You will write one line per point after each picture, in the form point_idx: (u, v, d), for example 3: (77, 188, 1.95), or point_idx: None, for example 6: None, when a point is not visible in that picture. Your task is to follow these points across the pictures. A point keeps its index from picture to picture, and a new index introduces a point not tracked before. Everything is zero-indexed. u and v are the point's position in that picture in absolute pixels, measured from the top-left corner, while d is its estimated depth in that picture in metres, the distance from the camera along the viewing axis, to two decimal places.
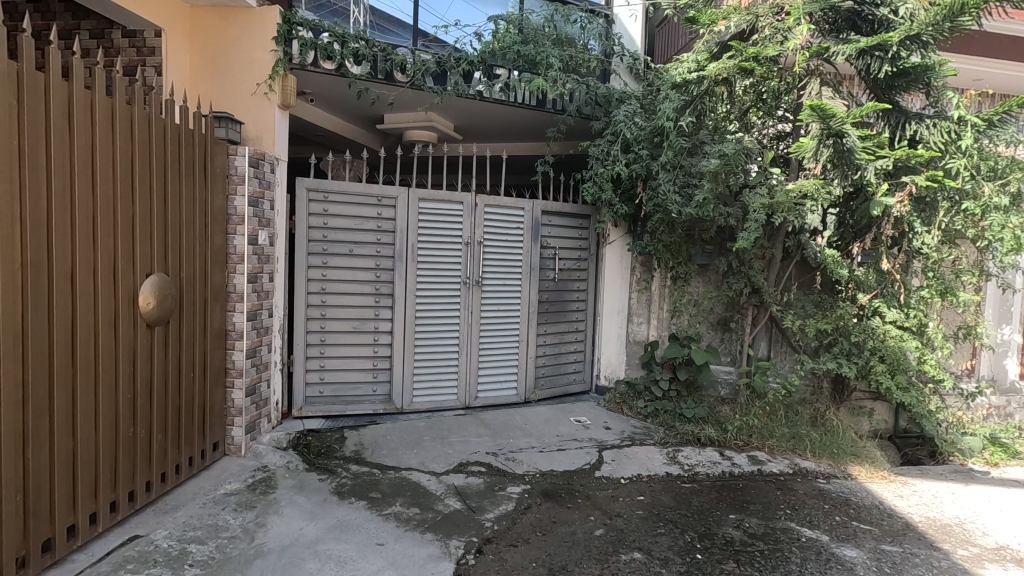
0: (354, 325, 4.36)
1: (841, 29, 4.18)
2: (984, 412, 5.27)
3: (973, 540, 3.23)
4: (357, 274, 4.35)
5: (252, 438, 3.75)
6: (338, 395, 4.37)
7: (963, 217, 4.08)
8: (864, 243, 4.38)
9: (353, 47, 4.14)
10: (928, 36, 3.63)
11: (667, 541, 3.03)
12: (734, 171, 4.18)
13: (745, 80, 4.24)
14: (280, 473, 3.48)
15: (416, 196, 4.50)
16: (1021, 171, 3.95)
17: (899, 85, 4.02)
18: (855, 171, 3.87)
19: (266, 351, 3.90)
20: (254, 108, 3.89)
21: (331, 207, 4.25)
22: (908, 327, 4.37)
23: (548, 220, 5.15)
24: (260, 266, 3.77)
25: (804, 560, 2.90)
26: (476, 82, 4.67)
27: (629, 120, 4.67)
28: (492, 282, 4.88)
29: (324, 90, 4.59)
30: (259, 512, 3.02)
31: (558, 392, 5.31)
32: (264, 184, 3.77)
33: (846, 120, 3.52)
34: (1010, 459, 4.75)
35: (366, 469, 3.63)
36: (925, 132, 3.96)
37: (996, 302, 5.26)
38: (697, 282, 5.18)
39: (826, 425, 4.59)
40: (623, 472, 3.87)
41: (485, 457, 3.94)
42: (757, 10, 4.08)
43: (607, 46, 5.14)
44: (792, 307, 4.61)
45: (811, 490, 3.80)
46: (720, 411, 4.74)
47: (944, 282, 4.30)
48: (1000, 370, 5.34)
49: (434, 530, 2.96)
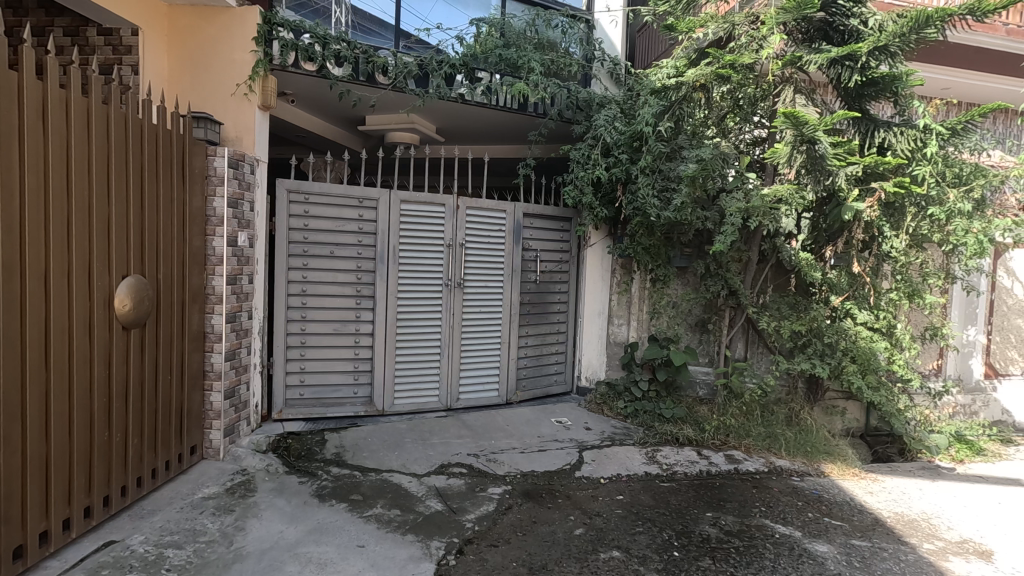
0: (335, 327, 4.35)
1: (813, 39, 4.30)
2: (950, 410, 5.43)
3: (938, 534, 3.34)
4: (338, 275, 4.34)
5: (231, 441, 3.72)
6: (319, 397, 4.35)
7: (930, 222, 4.22)
8: (836, 247, 4.47)
9: (335, 48, 4.15)
10: (895, 47, 3.82)
11: (645, 539, 3.08)
12: (711, 176, 4.29)
13: (723, 86, 4.33)
14: (259, 477, 3.46)
15: (398, 197, 4.49)
16: (983, 178, 4.11)
17: (869, 94, 4.13)
18: (827, 176, 3.99)
19: (245, 353, 3.87)
20: (234, 109, 3.85)
21: (312, 208, 4.24)
22: (877, 328, 4.52)
23: (530, 222, 5.19)
24: (240, 267, 3.75)
25: (777, 556, 2.97)
26: (459, 85, 4.68)
27: (609, 125, 4.72)
28: (474, 284, 4.90)
29: (305, 90, 4.56)
30: (238, 516, 3.00)
31: (539, 392, 5.35)
32: (244, 185, 3.75)
33: (818, 127, 3.63)
34: (975, 456, 4.91)
35: (347, 471, 3.63)
36: (893, 140, 4.11)
37: (962, 304, 5.45)
38: (676, 284, 5.26)
39: (800, 424, 4.69)
40: (603, 472, 3.92)
41: (466, 458, 3.96)
42: (733, 19, 4.22)
43: (588, 51, 5.19)
44: (768, 309, 4.72)
45: (785, 488, 3.89)
46: (698, 411, 4.83)
47: (912, 284, 4.45)
48: (965, 370, 5.53)
49: (415, 532, 2.97)
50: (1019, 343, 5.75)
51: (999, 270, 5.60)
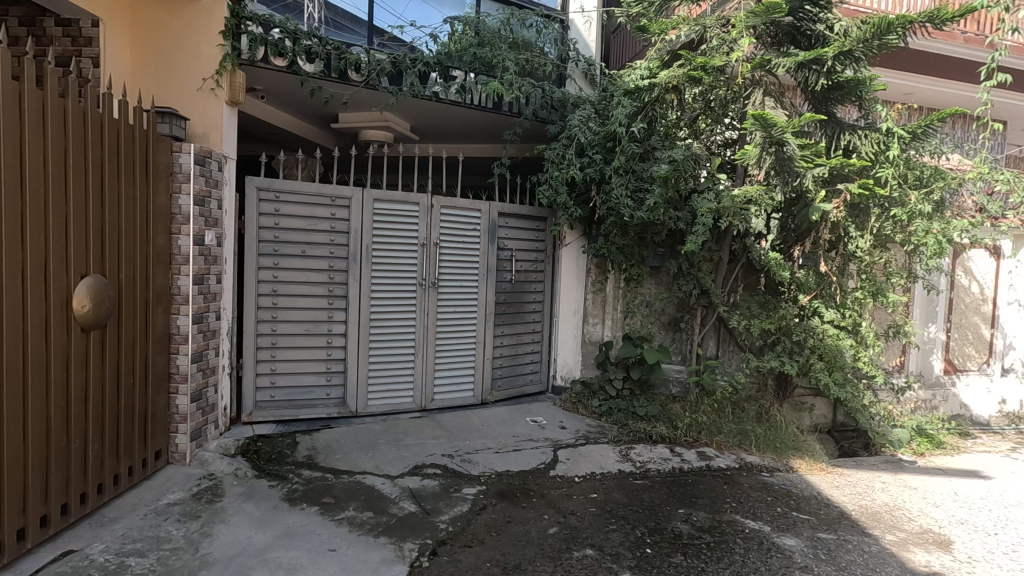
0: (307, 327, 4.28)
1: (782, 42, 4.39)
2: (912, 405, 5.60)
3: (900, 526, 3.44)
4: (310, 275, 4.27)
5: (198, 445, 3.62)
6: (291, 399, 4.28)
7: (893, 222, 4.35)
8: (804, 247, 4.60)
9: (305, 44, 4.06)
10: (859, 52, 3.91)
11: (619, 536, 3.10)
12: (683, 176, 4.38)
13: (694, 88, 4.38)
14: (227, 481, 3.38)
15: (371, 196, 4.44)
16: (943, 181, 4.25)
17: (835, 97, 4.23)
18: (795, 177, 4.07)
19: (213, 355, 3.77)
20: (200, 104, 3.75)
21: (282, 207, 4.16)
22: (844, 326, 4.63)
23: (505, 222, 5.18)
24: (207, 267, 3.65)
25: (747, 550, 3.02)
26: (433, 83, 4.65)
27: (583, 125, 4.75)
28: (448, 283, 4.87)
29: (275, 86, 4.48)
30: (205, 522, 2.93)
31: (515, 392, 5.34)
32: (211, 183, 3.65)
33: (786, 128, 3.73)
34: (935, 450, 5.08)
35: (319, 474, 3.57)
36: (858, 142, 4.23)
37: (923, 302, 5.66)
38: (649, 284, 5.31)
39: (770, 421, 4.79)
40: (577, 471, 3.93)
41: (441, 458, 3.93)
42: (705, 21, 4.31)
43: (563, 51, 5.22)
44: (738, 308, 4.81)
45: (755, 483, 3.97)
46: (671, 408, 4.89)
47: (876, 284, 4.56)
48: (927, 366, 5.73)
49: (388, 534, 2.94)
50: (976, 340, 5.97)
51: (958, 269, 5.81)
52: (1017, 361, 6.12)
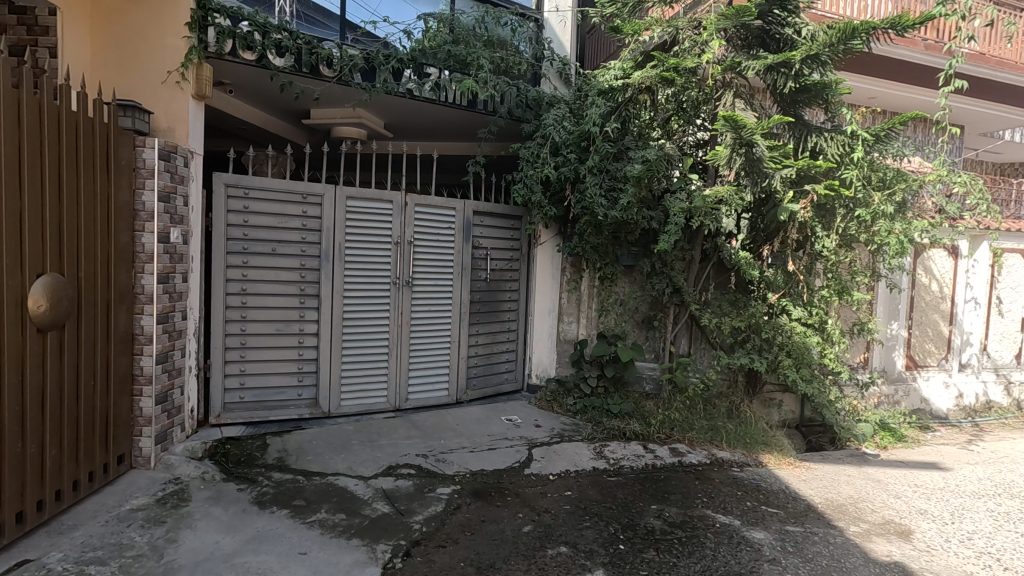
0: (278, 326, 4.20)
1: (752, 45, 4.46)
2: (875, 400, 5.78)
3: (863, 517, 3.54)
4: (280, 274, 4.20)
5: (164, 449, 3.52)
6: (261, 400, 4.20)
7: (858, 223, 4.47)
8: (773, 246, 4.71)
9: (275, 38, 3.98)
10: (825, 56, 4.02)
11: (592, 533, 3.13)
12: (656, 176, 4.43)
13: (666, 88, 4.44)
14: (194, 485, 3.29)
15: (343, 194, 4.38)
16: (904, 183, 4.38)
17: (802, 100, 4.33)
18: (764, 178, 4.16)
19: (179, 356, 3.67)
20: (165, 98, 3.64)
21: (251, 204, 4.07)
22: (811, 324, 4.74)
23: (480, 221, 5.16)
24: (173, 266, 3.54)
25: (717, 545, 3.07)
26: (406, 80, 4.60)
27: (558, 124, 4.75)
28: (423, 282, 4.83)
29: (244, 80, 4.37)
30: (170, 527, 2.85)
31: (489, 391, 5.33)
32: (177, 179, 3.54)
33: (755, 130, 3.85)
34: (897, 443, 5.25)
35: (289, 476, 3.50)
36: (824, 145, 4.35)
37: (886, 300, 5.85)
38: (623, 282, 5.35)
39: (740, 417, 4.87)
40: (552, 469, 3.94)
41: (415, 458, 3.90)
42: (677, 23, 4.36)
43: (537, 50, 5.24)
44: (709, 306, 4.89)
45: (726, 479, 4.04)
46: (645, 406, 4.94)
47: (841, 282, 4.69)
48: (889, 362, 5.92)
49: (360, 536, 2.90)
50: (935, 336, 6.18)
51: (918, 268, 6.01)
52: (973, 357, 6.37)
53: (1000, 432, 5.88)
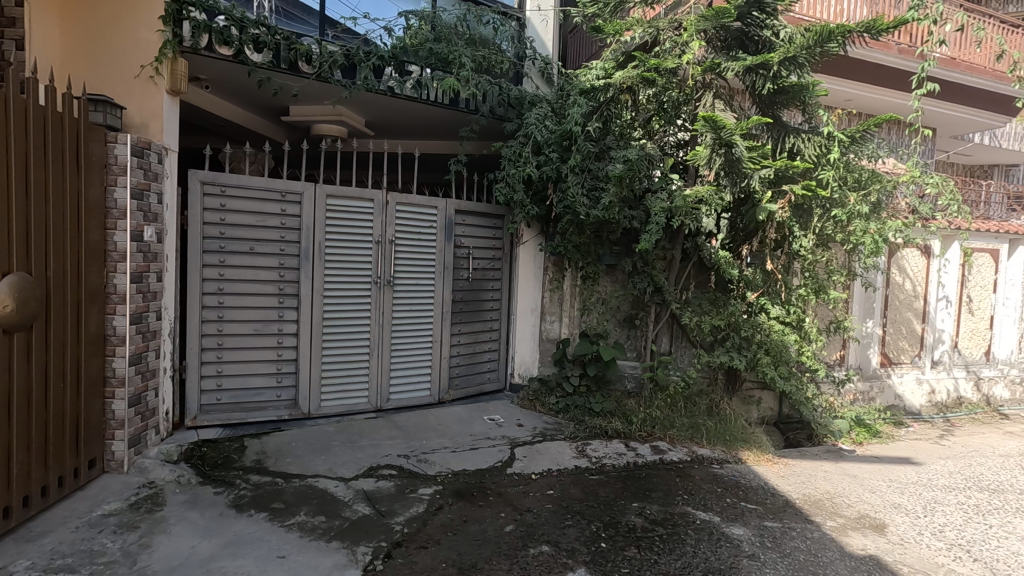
0: (256, 327, 4.14)
1: (731, 46, 4.51)
2: (851, 397, 5.89)
3: (839, 512, 3.60)
4: (259, 273, 4.14)
5: (137, 452, 3.44)
6: (239, 402, 4.12)
7: (834, 222, 4.54)
8: (752, 246, 4.79)
9: (253, 33, 3.91)
10: (802, 58, 4.09)
11: (574, 532, 3.13)
12: (637, 176, 4.46)
13: (648, 89, 4.50)
14: (169, 489, 3.22)
15: (323, 192, 4.33)
16: (879, 184, 4.47)
17: (780, 101, 4.40)
18: (743, 178, 4.22)
19: (153, 357, 3.59)
20: (138, 93, 3.56)
21: (228, 202, 4.00)
22: (789, 322, 4.82)
23: (462, 220, 5.14)
24: (146, 265, 3.46)
25: (698, 541, 3.10)
26: (387, 78, 4.54)
27: (540, 123, 4.75)
28: (404, 282, 4.79)
29: (221, 76, 4.29)
30: (143, 533, 2.78)
31: (472, 391, 5.30)
32: (150, 176, 3.46)
33: (734, 131, 3.90)
34: (872, 438, 5.37)
35: (268, 478, 3.44)
36: (801, 146, 4.41)
37: (861, 299, 5.97)
38: (605, 281, 5.37)
39: (720, 414, 4.93)
40: (534, 468, 3.94)
41: (396, 459, 3.87)
42: (658, 24, 4.40)
43: (519, 49, 5.24)
44: (690, 305, 4.94)
45: (706, 476, 4.09)
46: (627, 404, 4.97)
47: (818, 281, 4.77)
48: (864, 359, 6.04)
49: (341, 538, 2.87)
50: (909, 334, 6.32)
51: (892, 268, 6.14)
52: (944, 354, 6.53)
53: (969, 426, 6.05)
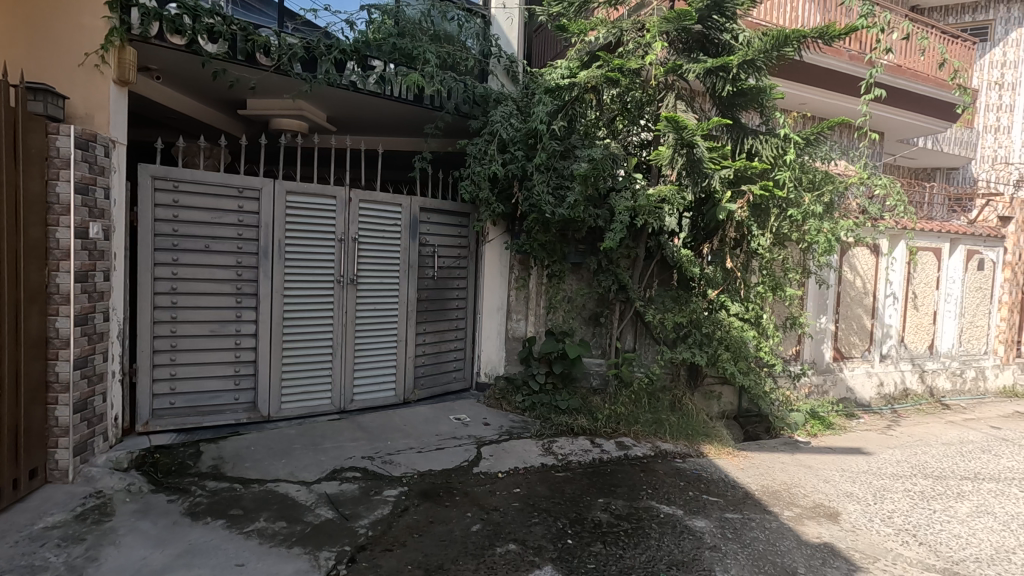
0: (212, 327, 4.00)
1: (692, 49, 4.61)
2: (806, 390, 6.10)
3: (796, 502, 3.73)
4: (215, 272, 3.99)
5: (84, 460, 3.27)
6: (194, 406, 3.98)
7: (790, 222, 4.69)
8: (711, 245, 4.91)
9: (207, 22, 3.75)
10: (760, 62, 4.19)
11: (541, 529, 3.14)
12: (602, 175, 4.49)
13: (612, 89, 4.56)
14: (119, 498, 3.07)
15: (283, 188, 4.21)
16: (832, 185, 4.64)
17: (739, 103, 4.51)
18: (704, 178, 4.31)
19: (100, 361, 3.41)
20: (82, 82, 3.37)
21: (182, 197, 3.85)
22: (748, 319, 4.96)
23: (426, 217, 5.08)
24: (92, 263, 3.29)
25: (662, 535, 3.16)
26: (350, 72, 4.46)
27: (505, 121, 4.74)
28: (368, 280, 4.71)
29: (174, 67, 4.13)
30: (90, 545, 2.64)
31: (438, 391, 5.26)
32: (96, 170, 3.29)
33: (696, 132, 3.98)
34: (825, 430, 5.58)
35: (225, 484, 3.32)
36: (759, 147, 4.55)
37: (815, 296, 6.20)
38: (570, 279, 5.39)
39: (683, 409, 5.02)
40: (500, 467, 3.93)
41: (360, 461, 3.79)
42: (622, 24, 4.43)
43: (485, 47, 5.20)
44: (653, 303, 5.03)
45: (670, 470, 4.17)
46: (592, 401, 5.00)
47: (775, 279, 4.91)
48: (818, 354, 6.28)
49: (302, 543, 2.79)
50: (859, 329, 6.60)
51: (844, 266, 6.40)
52: (891, 348, 6.85)
53: (915, 417, 6.36)
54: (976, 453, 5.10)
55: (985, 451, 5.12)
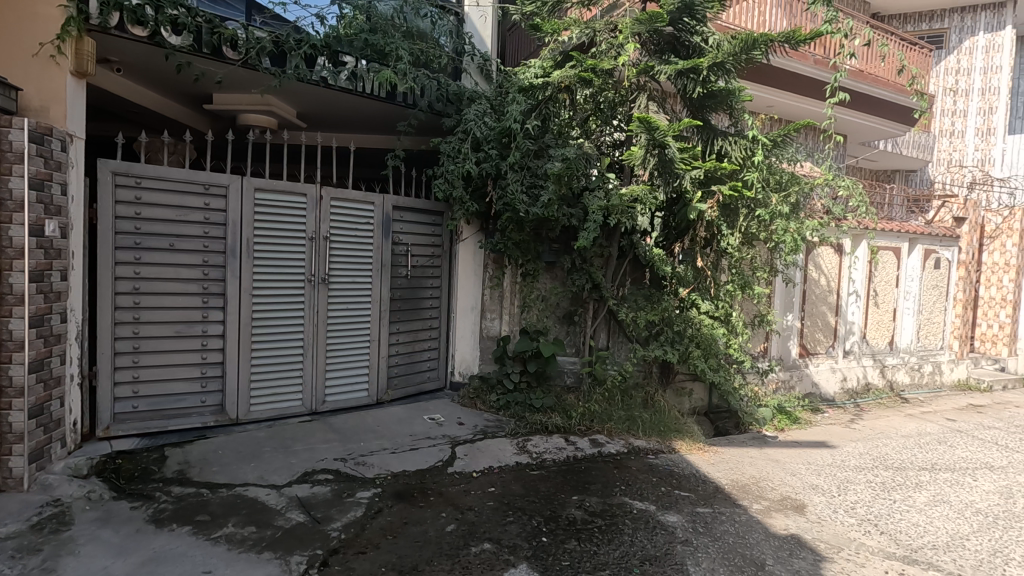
0: (177, 328, 3.88)
1: (663, 51, 4.66)
2: (774, 386, 6.24)
3: (764, 495, 3.82)
4: (180, 271, 3.88)
5: (40, 468, 3.14)
6: (158, 409, 3.86)
7: (758, 222, 4.80)
8: (683, 244, 5.02)
9: (170, 13, 3.61)
10: (729, 64, 4.27)
11: (516, 528, 3.14)
12: (575, 175, 4.51)
13: (585, 89, 4.60)
14: (78, 506, 2.96)
15: (251, 185, 4.11)
16: (797, 186, 4.75)
17: (709, 105, 4.60)
18: (675, 178, 4.39)
19: (57, 364, 3.28)
20: (36, 73, 3.23)
21: (144, 194, 3.73)
22: (717, 317, 5.06)
23: (399, 216, 5.03)
24: (49, 263, 3.16)
25: (635, 530, 3.19)
26: (320, 68, 4.39)
27: (479, 120, 4.71)
28: (340, 280, 4.63)
29: (135, 59, 3.99)
30: (47, 556, 2.54)
31: (411, 390, 5.22)
32: (52, 165, 3.16)
33: (667, 133, 4.06)
34: (792, 424, 5.74)
35: (192, 490, 3.23)
36: (728, 148, 4.65)
37: (782, 294, 6.36)
38: (545, 278, 5.41)
39: (655, 406, 5.09)
40: (475, 466, 3.92)
41: (333, 463, 3.74)
42: (595, 25, 4.48)
43: (458, 44, 5.17)
44: (626, 301, 5.08)
45: (642, 466, 4.22)
46: (566, 399, 5.01)
47: (744, 277, 5.01)
48: (785, 350, 6.45)
49: (273, 548, 2.74)
50: (824, 326, 6.79)
51: (809, 265, 6.59)
52: (854, 344, 7.07)
53: (877, 411, 6.59)
54: (933, 444, 5.31)
55: (941, 443, 5.34)
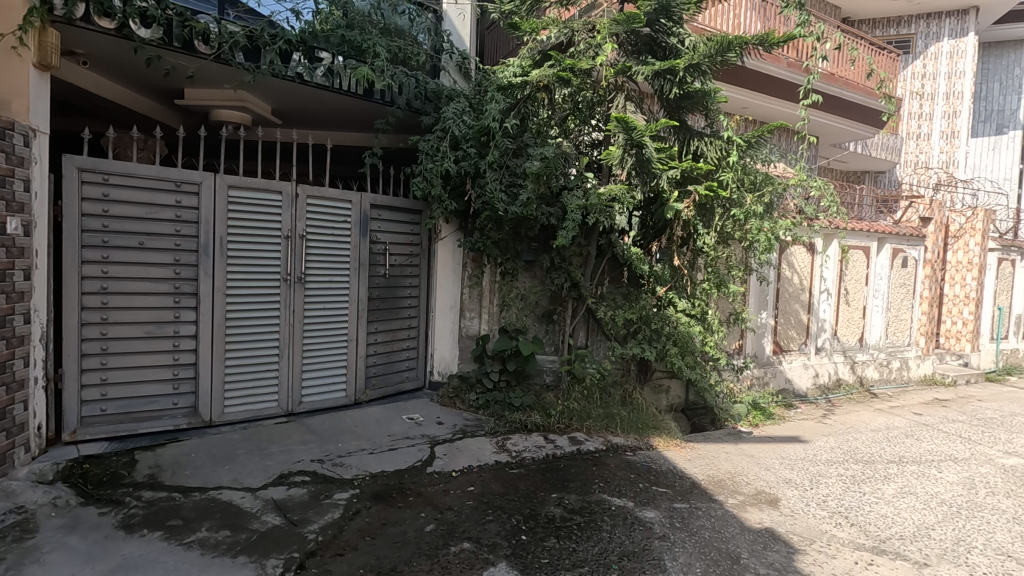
0: (148, 329, 3.79)
1: (640, 51, 4.70)
2: (749, 382, 6.35)
3: (739, 490, 3.89)
4: (150, 270, 3.79)
5: (2, 474, 3.03)
6: (128, 412, 3.76)
7: (733, 221, 4.86)
8: (660, 244, 5.10)
9: (140, 5, 3.53)
10: (704, 66, 4.33)
11: (495, 527, 3.14)
12: (554, 174, 4.54)
13: (564, 88, 4.58)
14: (43, 513, 2.87)
15: (225, 183, 4.02)
16: (771, 186, 4.81)
17: (686, 106, 4.64)
18: (652, 178, 4.45)
19: (21, 366, 3.18)
20: None
21: (113, 191, 3.63)
22: (694, 315, 5.13)
23: (377, 214, 4.98)
24: (11, 262, 3.05)
25: (613, 527, 3.22)
26: (295, 64, 4.31)
27: (457, 118, 4.69)
28: (316, 279, 4.57)
29: (102, 52, 3.88)
30: (9, 565, 2.45)
31: (390, 390, 5.18)
32: (14, 160, 3.05)
33: (645, 133, 4.08)
34: (766, 420, 5.86)
35: (163, 494, 3.15)
36: (704, 148, 4.72)
37: (757, 292, 6.49)
38: (524, 277, 5.42)
39: (633, 403, 5.15)
40: (454, 466, 3.91)
41: (309, 464, 3.69)
42: (572, 25, 4.51)
43: (436, 42, 5.15)
44: (605, 299, 5.12)
45: (621, 463, 4.26)
46: (546, 397, 5.03)
47: (719, 276, 5.09)
48: (759, 348, 6.58)
49: (248, 552, 2.69)
50: (796, 324, 6.94)
51: (782, 263, 6.72)
52: (826, 341, 7.25)
53: (847, 406, 6.77)
54: (901, 438, 5.47)
55: (908, 436, 5.51)
